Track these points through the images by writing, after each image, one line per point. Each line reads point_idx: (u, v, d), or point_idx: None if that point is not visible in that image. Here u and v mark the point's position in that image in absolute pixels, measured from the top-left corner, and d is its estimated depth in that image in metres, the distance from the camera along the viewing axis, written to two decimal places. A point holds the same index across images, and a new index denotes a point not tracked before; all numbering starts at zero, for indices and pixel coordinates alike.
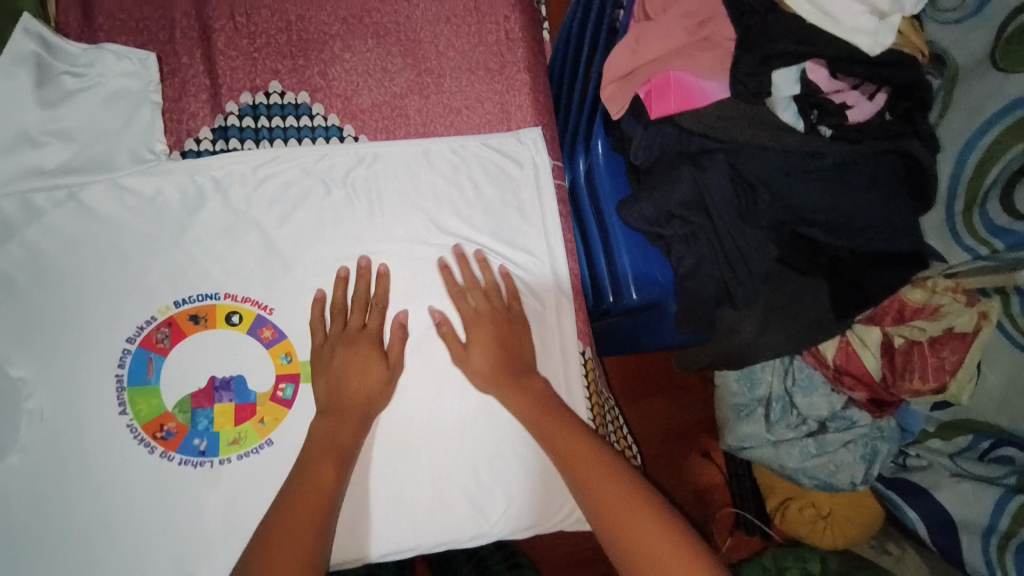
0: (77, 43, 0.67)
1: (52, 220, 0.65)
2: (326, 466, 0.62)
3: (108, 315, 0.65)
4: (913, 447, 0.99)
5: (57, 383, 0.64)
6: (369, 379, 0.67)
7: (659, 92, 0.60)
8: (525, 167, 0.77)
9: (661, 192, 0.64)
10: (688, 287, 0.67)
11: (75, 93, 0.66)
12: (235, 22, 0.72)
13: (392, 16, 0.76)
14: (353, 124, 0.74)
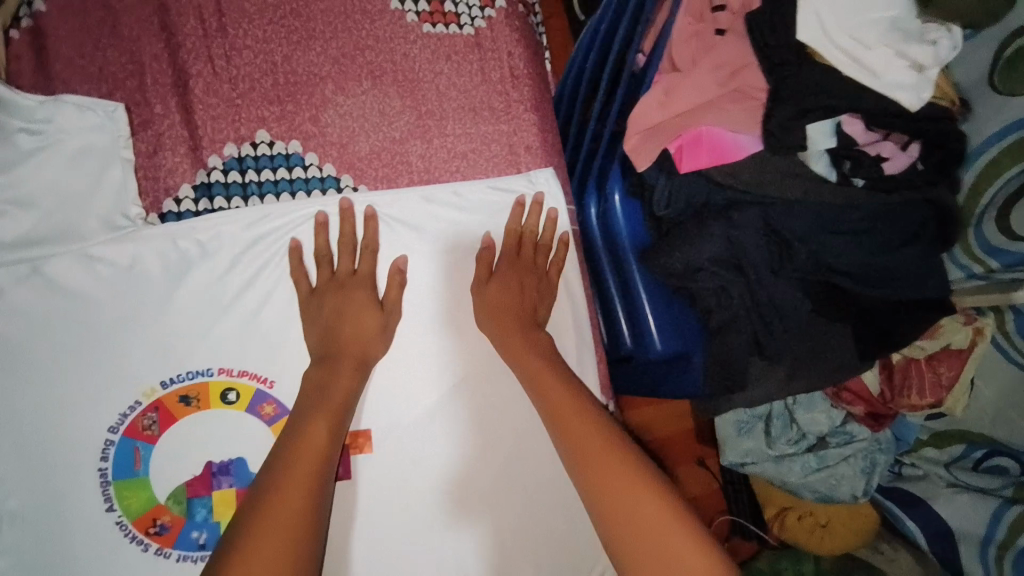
0: (31, 94, 0.59)
1: (15, 298, 0.58)
2: (319, 428, 0.54)
3: (86, 404, 0.58)
4: (907, 456, 0.95)
5: (31, 484, 0.56)
6: (365, 330, 0.62)
7: (690, 147, 0.58)
8: (539, 211, 0.72)
9: (691, 246, 0.61)
10: (721, 341, 0.65)
11: (33, 151, 0.58)
12: (214, 65, 0.64)
13: (387, 54, 0.70)
14: (351, 173, 0.68)
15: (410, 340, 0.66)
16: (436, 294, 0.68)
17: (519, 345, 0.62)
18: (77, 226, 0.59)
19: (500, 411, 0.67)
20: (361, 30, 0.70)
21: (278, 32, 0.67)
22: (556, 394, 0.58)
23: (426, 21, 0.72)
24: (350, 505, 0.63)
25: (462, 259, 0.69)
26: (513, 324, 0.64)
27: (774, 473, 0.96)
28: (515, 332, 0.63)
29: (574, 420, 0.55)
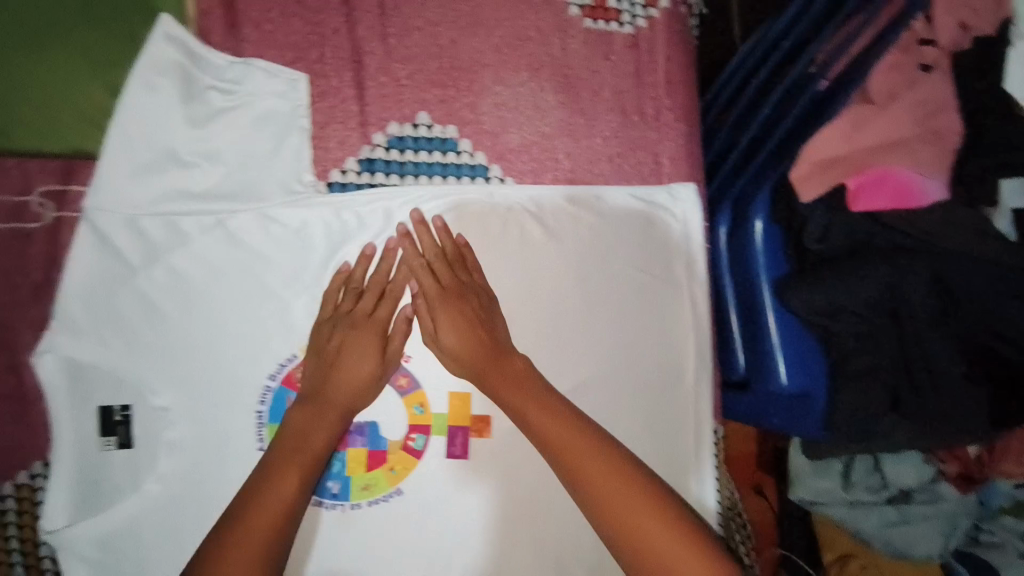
0: (220, 53, 0.62)
1: (199, 247, 0.63)
2: (291, 476, 0.60)
3: (252, 350, 0.65)
4: (987, 522, 0.92)
5: (198, 414, 0.64)
6: (356, 376, 0.64)
7: (873, 186, 0.57)
8: (675, 227, 0.72)
9: (847, 286, 0.61)
10: (856, 388, 0.65)
11: (221, 112, 0.62)
12: (387, 44, 0.66)
13: (547, 46, 0.70)
14: (500, 164, 0.69)
15: (536, 341, 0.70)
16: (568, 293, 0.71)
17: (505, 381, 0.65)
18: (255, 186, 0.64)
19: (613, 414, 0.71)
20: (526, 19, 0.69)
21: (447, 15, 0.67)
22: (573, 440, 0.62)
23: (588, 16, 0.70)
24: (464, 481, 0.69)
25: (593, 266, 0.71)
26: (519, 376, 0.65)
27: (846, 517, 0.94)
28: (526, 377, 0.65)
29: (591, 467, 0.61)
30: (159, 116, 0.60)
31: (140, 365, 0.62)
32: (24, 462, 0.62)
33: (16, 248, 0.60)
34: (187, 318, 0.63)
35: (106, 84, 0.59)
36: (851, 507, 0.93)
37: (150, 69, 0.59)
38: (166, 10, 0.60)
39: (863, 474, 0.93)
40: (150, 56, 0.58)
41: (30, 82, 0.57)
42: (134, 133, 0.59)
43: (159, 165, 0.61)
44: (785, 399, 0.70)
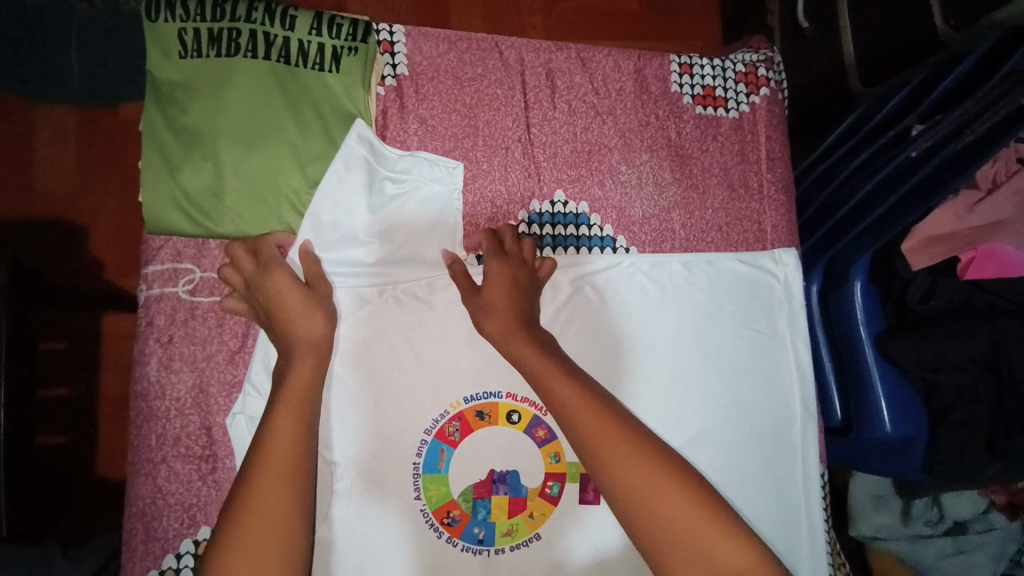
0: (393, 147, 0.72)
1: (367, 314, 0.71)
2: (285, 431, 0.58)
3: (415, 405, 0.71)
4: None
5: (367, 466, 0.69)
6: (297, 305, 0.63)
7: (980, 260, 0.68)
8: (779, 288, 0.80)
9: (949, 345, 0.69)
10: (956, 437, 0.72)
11: (391, 195, 0.72)
12: (530, 132, 0.76)
13: (664, 130, 0.80)
14: (626, 235, 0.78)
15: (660, 393, 0.76)
16: (684, 346, 0.78)
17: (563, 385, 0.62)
18: (418, 260, 0.73)
19: (731, 461, 0.76)
20: (646, 108, 0.79)
21: (580, 107, 0.78)
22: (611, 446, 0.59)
23: (699, 103, 0.81)
24: (599, 527, 0.72)
25: (707, 326, 0.78)
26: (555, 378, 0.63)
27: (909, 550, 1.08)
28: (562, 384, 0.62)
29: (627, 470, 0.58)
30: (345, 203, 0.69)
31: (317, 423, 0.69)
32: (206, 519, 0.65)
33: (219, 318, 0.67)
34: (354, 380, 0.70)
35: (303, 174, 0.68)
36: (911, 539, 1.08)
37: (341, 164, 0.69)
38: (360, 112, 0.70)
39: (921, 508, 1.07)
40: (342, 153, 0.69)
41: (243, 175, 0.66)
42: (324, 214, 0.69)
43: (341, 243, 0.70)
44: (887, 445, 0.77)
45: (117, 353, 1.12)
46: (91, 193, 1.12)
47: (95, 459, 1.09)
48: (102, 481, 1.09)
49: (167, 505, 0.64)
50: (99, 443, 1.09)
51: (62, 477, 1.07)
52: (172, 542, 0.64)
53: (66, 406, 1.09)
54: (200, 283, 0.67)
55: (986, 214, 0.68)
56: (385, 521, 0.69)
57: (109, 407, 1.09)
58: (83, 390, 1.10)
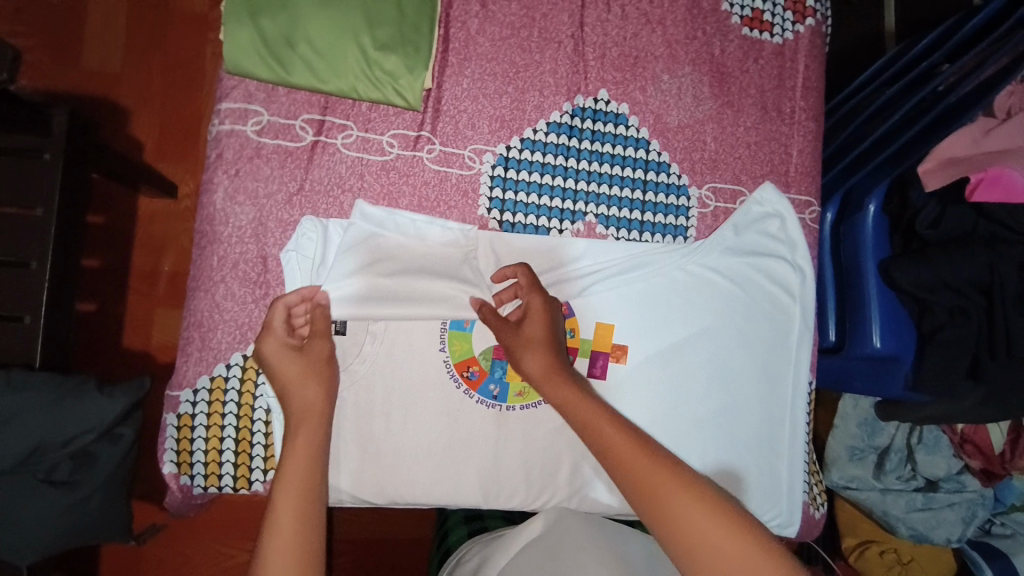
0: (396, 213, 0.75)
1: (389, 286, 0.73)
2: (302, 435, 0.62)
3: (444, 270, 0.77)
4: (1000, 516, 1.23)
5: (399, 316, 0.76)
6: (305, 399, 0.64)
7: (988, 183, 0.73)
8: (788, 213, 0.84)
9: (949, 266, 0.73)
10: (940, 353, 0.76)
11: (407, 263, 0.74)
12: (582, 31, 0.81)
13: (709, 47, 0.84)
14: (659, 140, 0.82)
15: (672, 289, 0.81)
16: (701, 252, 0.82)
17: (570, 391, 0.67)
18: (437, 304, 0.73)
19: (729, 363, 0.82)
20: (694, 23, 0.83)
21: (632, 14, 0.82)
22: (637, 464, 0.59)
23: (746, 25, 0.85)
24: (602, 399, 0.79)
25: (727, 244, 0.83)
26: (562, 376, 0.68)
27: (878, 501, 1.17)
28: (601, 416, 0.64)
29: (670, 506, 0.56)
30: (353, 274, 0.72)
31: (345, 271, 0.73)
32: (256, 337, 0.72)
33: (282, 160, 0.72)
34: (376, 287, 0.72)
35: (372, 37, 0.71)
36: (883, 493, 1.17)
37: (347, 245, 0.72)
38: None
39: (895, 464, 1.17)
40: (347, 234, 0.73)
41: (317, 29, 0.69)
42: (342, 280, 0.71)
43: (365, 303, 0.71)
44: (875, 361, 0.82)
45: (150, 232, 1.12)
46: (136, 65, 1.12)
47: (119, 333, 1.10)
48: (122, 351, 1.09)
49: (223, 319, 0.71)
50: (123, 317, 1.10)
51: (89, 345, 1.08)
52: (225, 352, 0.71)
53: (103, 279, 1.10)
54: (267, 125, 0.72)
55: (998, 141, 0.72)
56: (412, 368, 0.76)
57: (138, 282, 1.10)
58: (115, 263, 1.11)
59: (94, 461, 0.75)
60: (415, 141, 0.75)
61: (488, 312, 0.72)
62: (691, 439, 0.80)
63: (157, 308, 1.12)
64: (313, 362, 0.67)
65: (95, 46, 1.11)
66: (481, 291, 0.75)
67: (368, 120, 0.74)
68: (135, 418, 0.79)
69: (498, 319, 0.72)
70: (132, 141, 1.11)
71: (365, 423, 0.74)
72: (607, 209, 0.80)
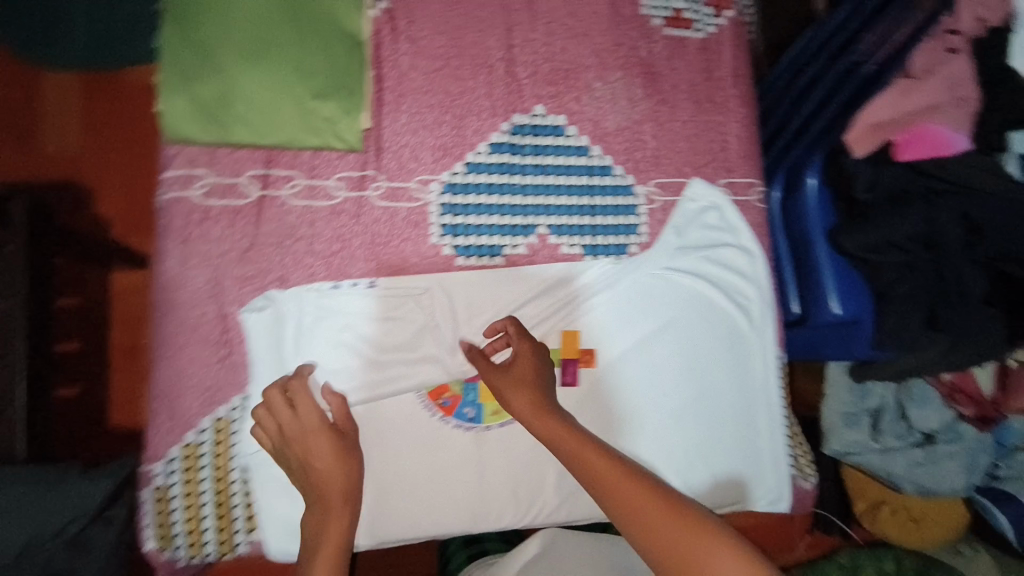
0: (349, 281, 0.76)
1: (364, 368, 0.76)
2: (336, 516, 0.68)
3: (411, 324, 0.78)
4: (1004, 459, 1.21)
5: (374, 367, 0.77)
6: (330, 480, 0.69)
7: (914, 141, 0.76)
8: (727, 201, 0.87)
9: (891, 226, 0.75)
10: (895, 309, 0.79)
11: (364, 341, 0.76)
12: (512, 51, 0.82)
13: (636, 50, 0.86)
14: (600, 145, 0.84)
15: (630, 290, 0.84)
16: (653, 251, 0.85)
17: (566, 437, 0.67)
18: (411, 378, 0.77)
19: (695, 356, 0.85)
20: (619, 29, 0.86)
21: (558, 29, 0.84)
22: (648, 514, 0.60)
23: (668, 24, 0.88)
24: (578, 402, 0.82)
25: (676, 245, 0.86)
26: (582, 438, 0.67)
27: (879, 463, 1.18)
28: (621, 478, 0.63)
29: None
30: (328, 361, 0.75)
31: (310, 330, 0.74)
32: (224, 397, 0.73)
33: (230, 219, 0.73)
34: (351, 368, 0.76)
35: (306, 86, 0.72)
36: (881, 453, 1.18)
37: (313, 327, 0.74)
38: (358, 28, 0.74)
39: (890, 424, 1.17)
40: (308, 309, 0.74)
41: (252, 88, 0.71)
42: (319, 369, 0.75)
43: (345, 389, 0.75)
44: (835, 326, 0.85)
45: (125, 308, 1.13)
46: (93, 145, 1.13)
47: (106, 408, 1.10)
48: (111, 431, 1.10)
49: (189, 384, 0.72)
50: (109, 397, 1.10)
51: (77, 429, 1.08)
52: (193, 420, 0.72)
53: (82, 360, 1.10)
54: (212, 187, 0.73)
55: (917, 100, 0.76)
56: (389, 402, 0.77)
57: (119, 357, 1.10)
58: (94, 344, 1.11)
59: (88, 549, 0.73)
60: (361, 180, 0.77)
61: (473, 351, 0.77)
62: (669, 430, 0.83)
63: (139, 380, 1.11)
64: (332, 438, 0.71)
65: (50, 132, 1.12)
66: (450, 357, 0.79)
67: (313, 167, 0.75)
68: (125, 498, 0.78)
69: (488, 363, 0.76)
70: (94, 217, 1.12)
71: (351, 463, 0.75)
72: (558, 219, 0.83)
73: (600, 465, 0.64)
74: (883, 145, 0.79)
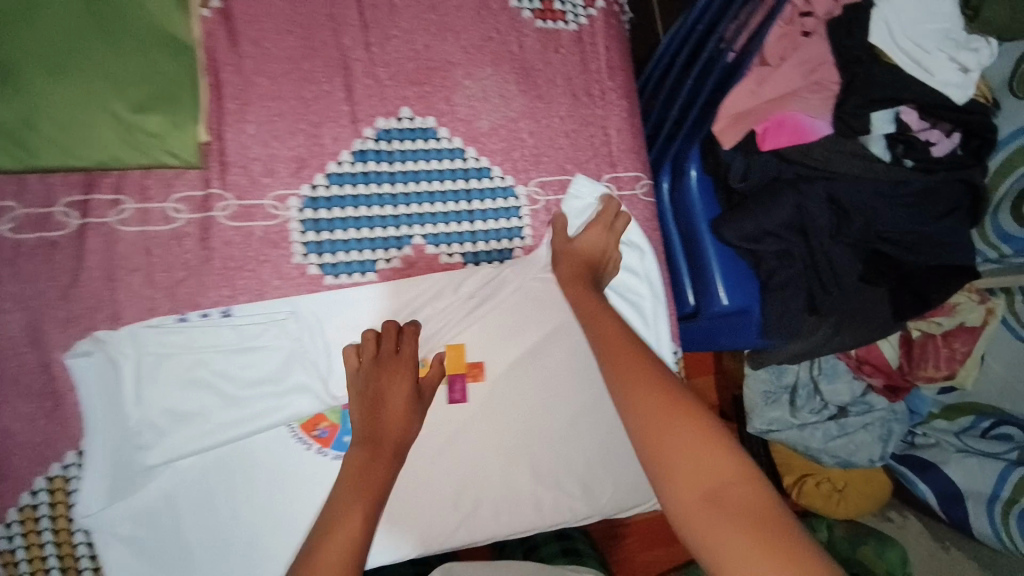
0: (197, 312, 0.68)
1: (216, 408, 0.68)
2: (381, 467, 0.64)
3: (273, 355, 0.71)
4: (920, 427, 1.23)
5: (234, 405, 0.69)
6: (395, 413, 0.67)
7: (773, 130, 0.72)
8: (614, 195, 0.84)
9: (762, 213, 0.75)
10: (780, 296, 0.79)
11: (221, 378, 0.69)
12: (370, 51, 0.76)
13: (507, 45, 0.82)
14: (474, 146, 0.80)
15: (519, 296, 0.80)
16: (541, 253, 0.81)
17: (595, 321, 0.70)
18: (278, 412, 0.70)
19: (590, 359, 0.82)
20: (486, 23, 0.81)
21: (419, 25, 0.79)
22: (644, 387, 0.60)
23: (539, 17, 0.84)
24: (467, 419, 0.78)
25: None
26: (606, 313, 0.70)
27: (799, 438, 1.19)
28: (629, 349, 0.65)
29: (684, 457, 0.55)
30: (176, 404, 0.67)
31: (152, 371, 0.67)
32: (57, 454, 0.65)
33: (46, 254, 0.65)
34: (207, 407, 0.68)
35: (124, 98, 0.64)
36: (800, 429, 1.19)
37: (156, 367, 0.67)
38: (180, 34, 0.67)
39: (804, 399, 1.19)
40: (148, 348, 0.66)
41: (59, 105, 0.62)
42: (166, 415, 0.67)
43: (197, 433, 0.67)
44: (726, 317, 0.85)
45: None
46: None
47: None
48: None
49: (13, 445, 0.63)
50: None
51: None
52: (25, 480, 0.64)
53: None
54: (22, 220, 0.65)
55: (774, 88, 0.71)
56: (257, 439, 0.70)
57: None
58: None
59: None
60: (205, 201, 0.69)
61: (558, 230, 0.79)
62: (566, 438, 0.80)
63: None
64: (405, 376, 0.70)
65: None
66: (319, 385, 0.72)
67: (144, 189, 0.68)
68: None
69: (563, 251, 0.78)
70: None
71: (214, 512, 0.69)
72: (434, 227, 0.78)
73: (609, 337, 0.67)
74: (746, 135, 0.74)
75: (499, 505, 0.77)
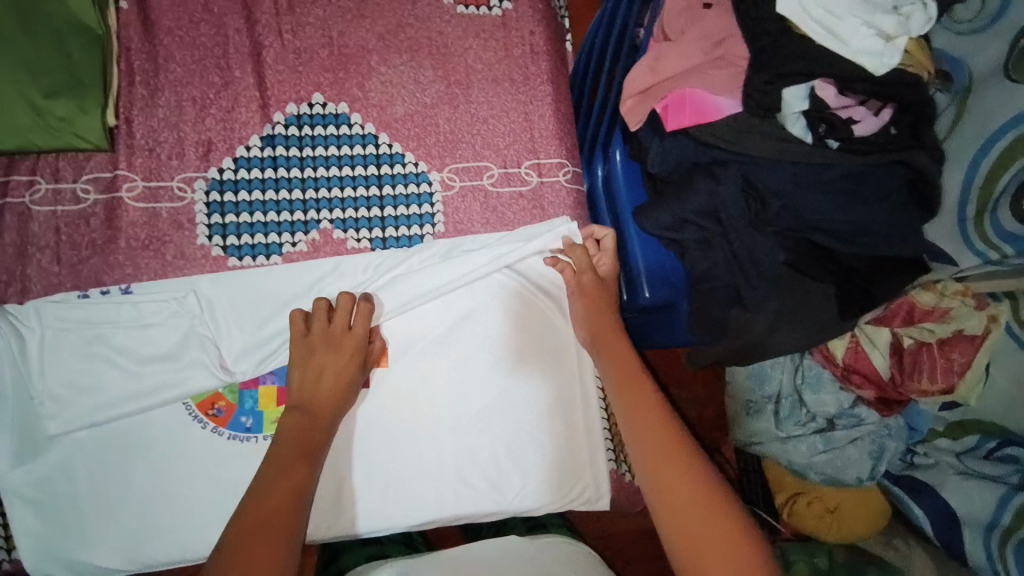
0: (100, 287, 0.71)
1: (113, 381, 0.70)
2: (318, 433, 0.67)
3: (171, 332, 0.72)
4: (921, 446, 0.93)
5: (131, 381, 0.70)
6: (338, 383, 0.69)
7: (675, 108, 0.69)
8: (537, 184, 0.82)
9: (676, 201, 0.70)
10: (702, 290, 0.75)
11: (120, 353, 0.71)
12: (283, 39, 0.78)
13: (425, 32, 0.82)
14: (387, 132, 0.79)
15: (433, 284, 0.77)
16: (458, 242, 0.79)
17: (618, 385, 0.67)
18: (172, 388, 0.70)
19: (503, 350, 0.79)
20: (404, 11, 0.81)
21: (335, 13, 0.80)
22: (681, 487, 0.58)
23: (460, 3, 0.83)
24: (370, 405, 0.75)
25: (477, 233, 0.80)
26: (634, 361, 0.70)
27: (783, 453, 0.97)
28: (664, 432, 0.62)
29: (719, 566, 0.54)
30: (74, 376, 0.69)
31: (54, 341, 0.69)
32: None
33: None
34: (103, 381, 0.70)
35: (38, 85, 0.68)
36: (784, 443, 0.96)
37: (58, 338, 0.69)
38: (91, 24, 0.70)
39: (790, 410, 0.95)
40: (50, 319, 0.69)
41: None
42: (63, 386, 0.69)
43: (88, 406, 0.69)
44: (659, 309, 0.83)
45: None
46: None
47: None
48: None
49: None
50: None
51: None
52: None
53: None
54: None
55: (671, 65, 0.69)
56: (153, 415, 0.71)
57: None
58: None
59: None
60: (112, 182, 0.72)
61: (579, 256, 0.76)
62: (471, 432, 0.77)
63: None
64: (349, 352, 0.70)
65: None
66: (211, 362, 0.72)
67: (56, 170, 0.71)
68: None
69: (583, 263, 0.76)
70: None
71: (106, 485, 0.69)
72: (342, 212, 0.77)
73: (646, 413, 0.64)
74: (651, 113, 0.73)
75: (392, 501, 0.74)
